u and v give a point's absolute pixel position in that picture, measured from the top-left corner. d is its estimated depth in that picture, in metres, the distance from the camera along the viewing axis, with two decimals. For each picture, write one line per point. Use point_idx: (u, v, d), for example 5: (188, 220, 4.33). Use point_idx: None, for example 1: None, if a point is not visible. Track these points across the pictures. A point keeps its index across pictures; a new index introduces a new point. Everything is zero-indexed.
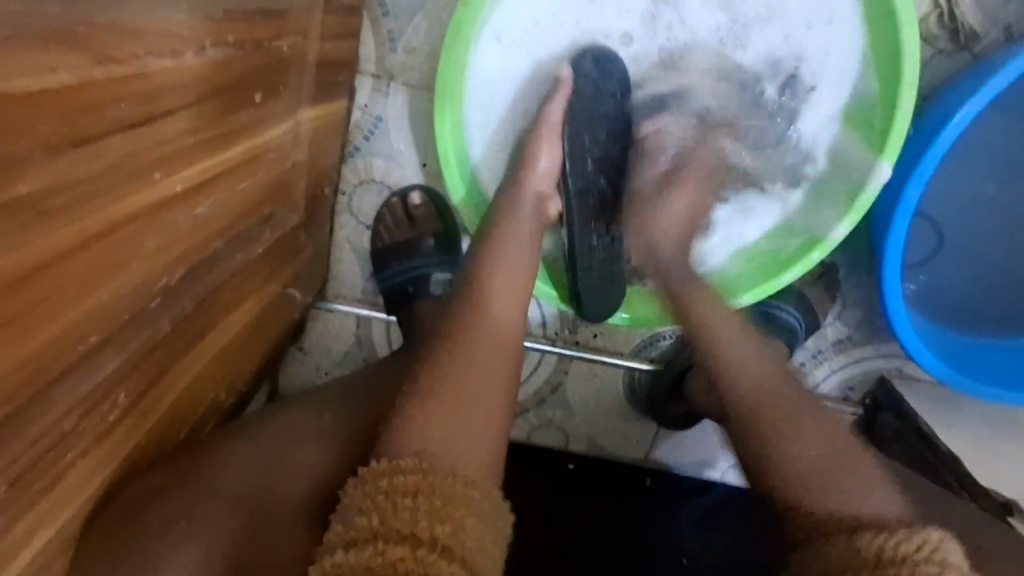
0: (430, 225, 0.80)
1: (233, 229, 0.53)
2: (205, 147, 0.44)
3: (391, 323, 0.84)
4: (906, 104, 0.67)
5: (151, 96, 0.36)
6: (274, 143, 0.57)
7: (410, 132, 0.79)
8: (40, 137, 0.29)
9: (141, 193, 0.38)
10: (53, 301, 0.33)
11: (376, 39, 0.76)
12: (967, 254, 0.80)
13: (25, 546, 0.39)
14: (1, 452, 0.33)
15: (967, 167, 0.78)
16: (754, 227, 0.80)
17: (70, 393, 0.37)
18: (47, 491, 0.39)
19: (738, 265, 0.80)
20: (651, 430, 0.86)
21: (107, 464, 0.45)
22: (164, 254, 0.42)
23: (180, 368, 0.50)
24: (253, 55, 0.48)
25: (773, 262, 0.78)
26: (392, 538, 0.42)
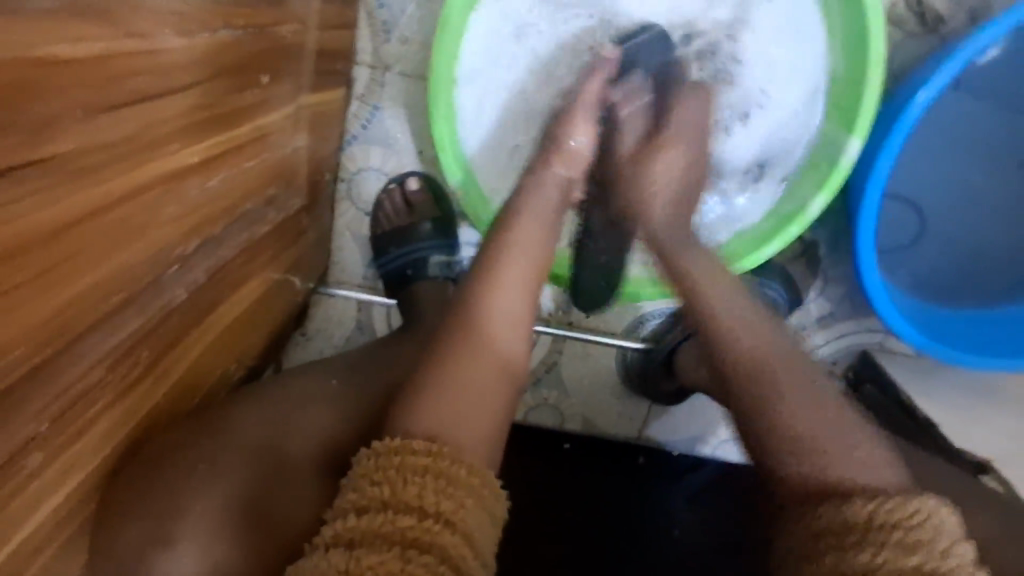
0: (427, 211, 0.95)
1: (242, 207, 0.61)
2: (215, 123, 0.51)
3: (389, 307, 1.00)
4: (874, 79, 0.78)
5: (164, 73, 0.43)
6: (277, 125, 0.65)
7: (405, 120, 0.93)
8: (73, 101, 0.35)
9: (160, 164, 0.45)
10: (78, 258, 0.39)
11: (371, 30, 0.90)
12: (943, 234, 0.95)
13: (62, 485, 0.47)
14: (49, 377, 0.41)
15: (938, 154, 0.93)
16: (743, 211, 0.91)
17: (98, 345, 0.44)
18: (84, 430, 0.47)
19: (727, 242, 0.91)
20: (643, 407, 1.11)
21: (130, 417, 0.53)
22: (176, 224, 0.49)
23: (185, 343, 0.57)
24: (255, 38, 0.55)
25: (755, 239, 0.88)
26: (401, 508, 0.47)
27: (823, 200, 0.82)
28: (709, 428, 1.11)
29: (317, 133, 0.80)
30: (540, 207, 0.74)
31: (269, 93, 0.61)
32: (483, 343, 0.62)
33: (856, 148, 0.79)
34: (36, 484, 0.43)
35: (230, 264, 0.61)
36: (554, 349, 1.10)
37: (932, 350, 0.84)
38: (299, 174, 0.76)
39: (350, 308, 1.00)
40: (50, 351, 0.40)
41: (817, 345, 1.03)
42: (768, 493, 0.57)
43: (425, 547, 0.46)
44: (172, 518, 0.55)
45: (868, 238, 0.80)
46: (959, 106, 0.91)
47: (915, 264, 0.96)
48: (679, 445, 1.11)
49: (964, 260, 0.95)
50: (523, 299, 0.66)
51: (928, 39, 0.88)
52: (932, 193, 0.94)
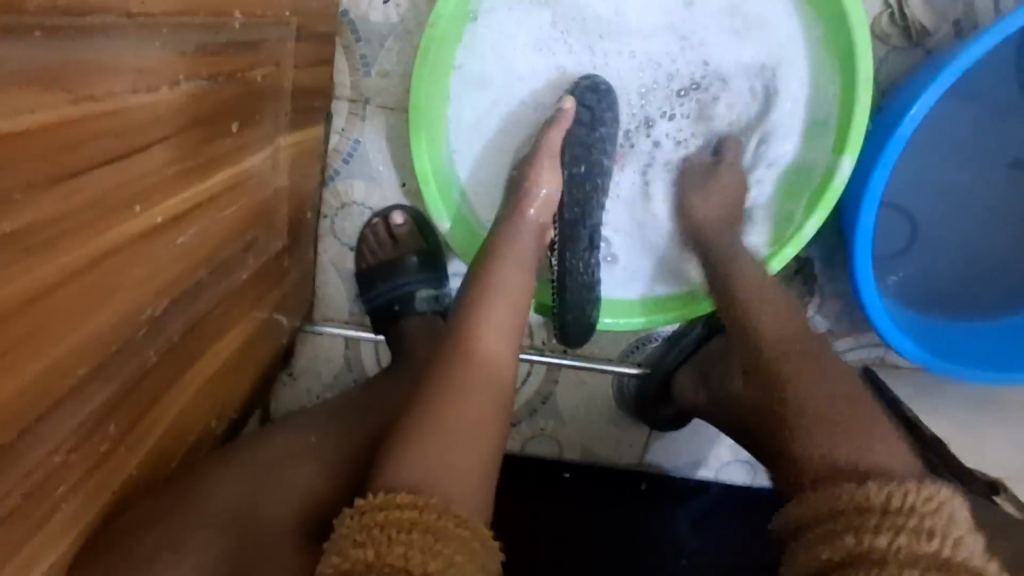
0: (412, 244, 0.93)
1: (218, 258, 0.59)
2: (186, 177, 0.49)
3: (378, 343, 0.97)
4: (865, 98, 0.77)
5: (129, 132, 0.40)
6: (254, 170, 0.63)
7: (388, 153, 0.91)
8: (25, 175, 0.32)
9: (124, 225, 0.42)
10: (36, 336, 0.36)
11: (349, 63, 0.88)
12: (936, 247, 0.94)
13: (31, 569, 0.43)
14: (13, 465, 0.38)
15: (929, 167, 0.92)
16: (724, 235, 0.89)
17: (64, 422, 0.41)
18: (53, 511, 0.44)
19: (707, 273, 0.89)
20: (643, 434, 1.08)
21: (103, 490, 0.49)
22: (148, 285, 0.47)
23: (164, 402, 0.55)
24: (228, 86, 0.53)
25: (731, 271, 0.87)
26: (384, 571, 0.44)
27: (817, 222, 0.81)
28: (710, 451, 1.09)
29: (296, 171, 0.77)
30: (521, 254, 0.72)
31: (244, 138, 0.59)
32: (476, 390, 0.59)
33: (848, 167, 0.78)
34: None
35: (208, 316, 0.59)
36: (549, 378, 1.07)
37: (935, 365, 0.83)
38: (280, 215, 0.74)
39: (337, 346, 0.97)
40: (7, 440, 0.36)
41: None
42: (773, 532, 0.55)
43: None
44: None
45: (864, 256, 0.79)
46: (946, 117, 0.90)
47: (913, 275, 0.94)
48: (681, 470, 1.09)
49: (960, 271, 0.94)
50: (507, 342, 0.65)
51: (913, 54, 0.87)
52: (925, 206, 0.93)
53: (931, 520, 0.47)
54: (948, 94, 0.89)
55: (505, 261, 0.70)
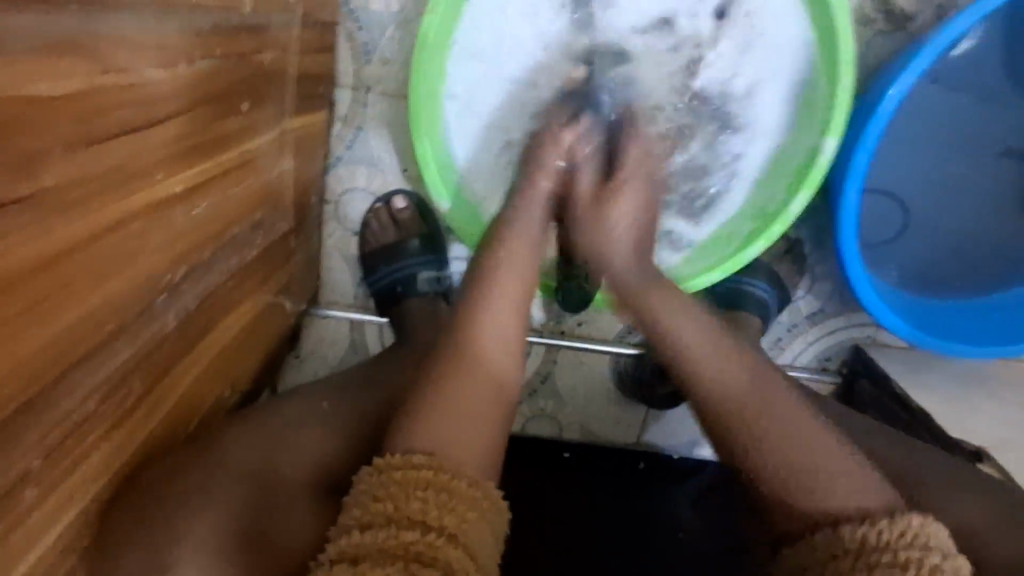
0: (414, 228, 0.95)
1: (229, 233, 0.61)
2: (200, 150, 0.52)
3: (382, 325, 1.00)
4: (847, 79, 0.80)
5: (150, 102, 0.43)
6: (261, 149, 0.66)
7: (389, 140, 0.94)
8: (59, 135, 0.35)
9: (145, 192, 0.45)
10: (68, 289, 0.39)
11: (351, 52, 0.91)
12: (923, 228, 0.96)
13: (59, 517, 0.46)
14: (46, 411, 0.40)
15: (914, 149, 0.95)
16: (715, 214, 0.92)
17: (93, 374, 0.44)
18: (80, 460, 0.46)
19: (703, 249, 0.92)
20: (641, 413, 1.11)
21: (123, 449, 0.52)
22: (166, 250, 0.50)
23: (179, 368, 0.57)
24: (237, 67, 0.56)
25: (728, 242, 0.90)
26: (404, 524, 0.47)
27: (803, 198, 0.84)
28: (707, 430, 1.12)
29: (301, 155, 0.80)
30: (528, 233, 0.72)
31: (252, 118, 0.62)
32: (477, 360, 0.62)
33: (832, 146, 0.81)
34: (31, 521, 0.43)
35: (220, 289, 0.62)
36: (548, 359, 1.10)
37: (918, 339, 0.85)
38: (286, 197, 0.77)
39: (342, 328, 1.00)
40: (43, 385, 0.39)
41: (809, 342, 1.04)
42: (760, 490, 0.57)
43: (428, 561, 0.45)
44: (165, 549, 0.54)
45: (850, 232, 0.82)
46: (934, 100, 0.93)
47: (902, 256, 0.97)
48: (678, 449, 1.12)
49: (949, 251, 0.97)
50: (512, 314, 0.66)
51: (896, 37, 0.90)
52: (912, 187, 0.96)
53: (906, 553, 0.47)
54: (930, 78, 0.92)
55: (512, 240, 0.71)
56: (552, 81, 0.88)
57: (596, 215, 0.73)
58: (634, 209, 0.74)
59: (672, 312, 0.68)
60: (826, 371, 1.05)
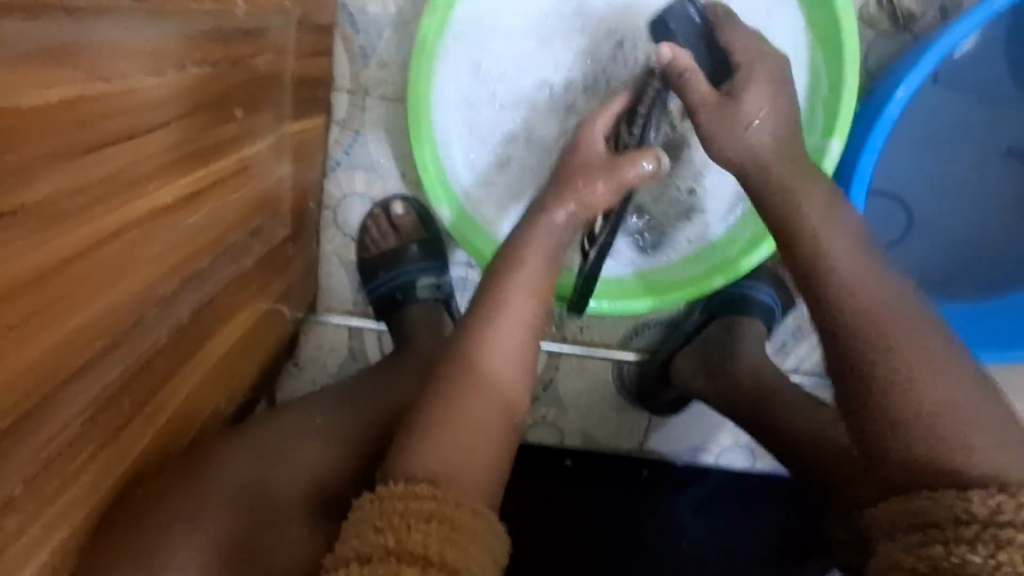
0: (414, 234, 0.94)
1: (225, 243, 0.60)
2: (195, 159, 0.50)
3: (381, 331, 0.99)
4: (852, 78, 0.78)
5: (144, 112, 0.42)
6: (258, 155, 0.65)
7: (388, 146, 0.93)
8: (46, 148, 0.33)
9: (139, 205, 0.43)
10: (58, 307, 0.37)
11: (349, 55, 0.90)
12: (930, 232, 0.95)
13: (48, 539, 0.45)
14: (34, 433, 0.39)
15: (919, 152, 0.93)
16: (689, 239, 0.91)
17: (83, 392, 0.43)
18: (70, 480, 0.45)
19: (693, 266, 0.90)
20: (644, 419, 1.10)
21: (115, 467, 0.50)
22: (160, 264, 0.48)
23: (174, 382, 0.56)
24: (232, 72, 0.55)
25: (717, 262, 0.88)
26: (404, 558, 0.45)
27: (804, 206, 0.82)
28: (711, 436, 1.10)
29: (298, 161, 0.78)
30: (541, 239, 0.70)
31: (248, 124, 0.60)
32: (485, 374, 0.60)
33: (837, 147, 0.79)
34: (19, 546, 0.41)
35: (215, 299, 0.60)
36: (550, 365, 1.08)
37: None
38: (283, 203, 0.75)
39: (341, 335, 0.98)
40: (32, 406, 0.38)
41: (813, 346, 1.03)
42: None
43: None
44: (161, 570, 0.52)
45: None
46: (937, 99, 0.91)
47: (909, 261, 0.95)
48: (680, 455, 1.10)
49: (952, 254, 0.95)
50: (520, 327, 0.64)
51: (902, 38, 0.88)
52: (918, 191, 0.94)
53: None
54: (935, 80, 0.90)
55: (526, 248, 0.68)
56: (570, 66, 0.85)
57: (731, 120, 0.66)
58: (770, 95, 0.67)
59: (825, 205, 0.62)
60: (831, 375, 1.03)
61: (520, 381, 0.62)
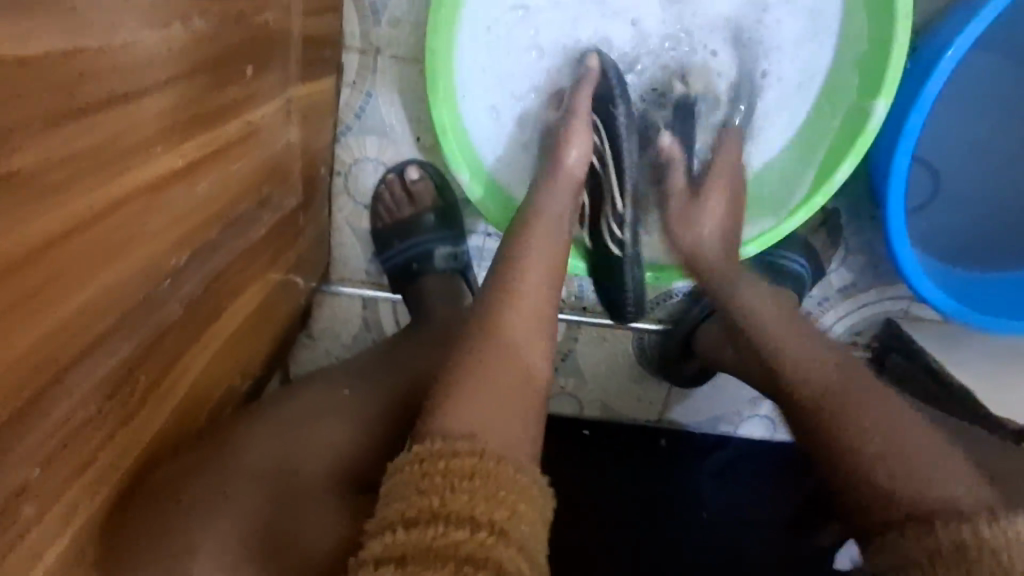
0: (429, 201, 0.91)
1: (236, 211, 0.57)
2: (201, 121, 0.47)
3: (396, 302, 0.96)
4: (905, 33, 0.70)
5: (143, 68, 0.38)
6: (267, 121, 0.61)
7: (401, 108, 0.88)
8: (38, 106, 0.30)
9: (144, 169, 0.40)
10: (55, 286, 0.35)
11: (358, 13, 0.85)
12: (970, 190, 0.86)
13: (68, 521, 0.43)
14: (42, 418, 0.37)
15: (973, 104, 0.83)
16: None
17: (93, 372, 0.40)
18: (84, 465, 0.43)
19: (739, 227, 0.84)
20: (663, 391, 1.08)
21: (133, 446, 0.49)
22: (168, 235, 0.45)
23: (186, 359, 0.54)
24: (238, 28, 0.51)
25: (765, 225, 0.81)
26: (450, 521, 0.43)
27: (851, 165, 0.75)
28: (732, 407, 1.09)
29: (307, 125, 0.75)
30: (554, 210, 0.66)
31: (254, 86, 0.56)
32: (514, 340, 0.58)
33: (883, 110, 0.72)
34: (40, 526, 0.40)
35: (227, 272, 0.58)
36: (568, 336, 1.06)
37: (963, 315, 0.77)
38: (293, 170, 0.72)
39: (355, 306, 0.96)
40: (40, 385, 0.36)
41: (840, 316, 0.99)
42: None
43: (481, 562, 0.41)
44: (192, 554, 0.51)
45: (899, 208, 0.74)
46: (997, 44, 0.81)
47: (943, 223, 0.87)
48: (701, 427, 1.09)
49: (1003, 220, 0.85)
50: (540, 292, 0.62)
51: None
52: (964, 149, 0.85)
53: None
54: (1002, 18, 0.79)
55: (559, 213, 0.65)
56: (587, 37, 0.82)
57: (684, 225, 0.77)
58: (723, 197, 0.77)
59: None
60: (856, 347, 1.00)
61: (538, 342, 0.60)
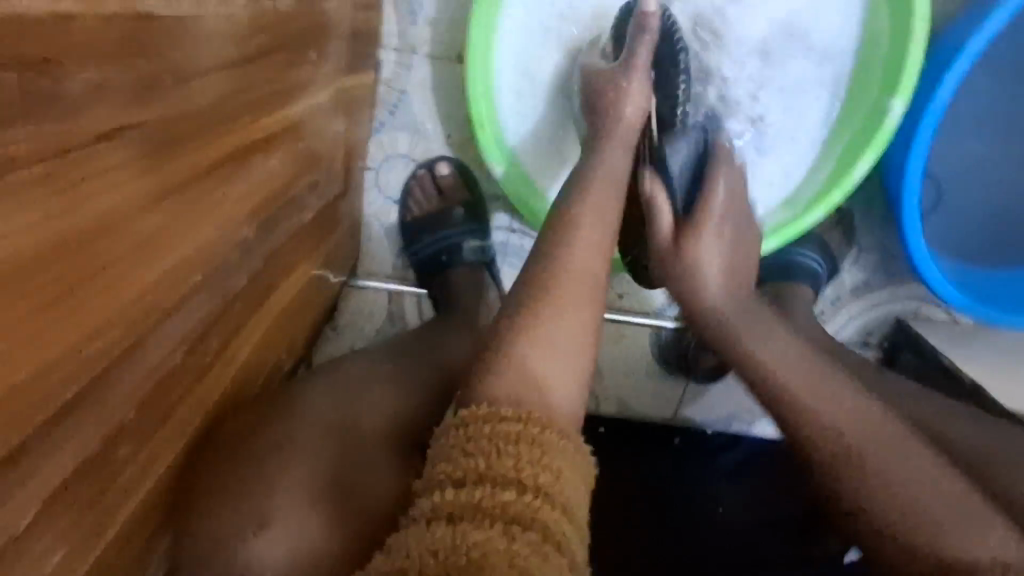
0: (458, 196, 0.93)
1: (292, 191, 0.60)
2: (276, 98, 0.50)
3: (421, 297, 0.98)
4: (920, 36, 0.74)
5: (240, 36, 0.41)
6: (320, 107, 0.64)
7: (434, 104, 0.91)
8: (164, 60, 0.33)
9: (234, 137, 0.43)
10: (164, 236, 0.37)
11: (397, 12, 0.88)
12: (980, 193, 0.90)
13: (148, 475, 0.45)
14: (141, 364, 0.39)
15: (975, 114, 0.88)
16: (759, 190, 0.87)
17: (181, 326, 0.42)
18: (163, 421, 0.45)
19: (771, 219, 0.86)
20: (679, 388, 1.10)
21: (200, 409, 0.50)
22: (245, 203, 0.48)
23: (247, 329, 0.56)
24: (307, 14, 0.54)
25: (789, 218, 0.84)
26: (498, 482, 0.44)
27: (869, 162, 0.78)
28: (745, 406, 1.10)
29: (350, 116, 0.77)
30: (595, 198, 0.66)
31: (315, 71, 0.59)
32: (572, 306, 0.59)
33: (900, 109, 0.76)
34: (127, 475, 0.41)
35: (282, 250, 0.60)
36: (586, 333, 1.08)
37: (974, 310, 0.80)
38: (337, 158, 0.74)
39: (380, 300, 0.98)
40: (143, 330, 0.38)
41: (853, 315, 1.02)
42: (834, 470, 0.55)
43: (527, 523, 0.43)
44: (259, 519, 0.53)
45: (913, 207, 0.77)
46: (1002, 55, 0.86)
47: (956, 225, 0.90)
48: (714, 424, 1.10)
49: (1014, 222, 0.89)
50: (593, 255, 0.62)
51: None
52: (971, 155, 0.89)
53: None
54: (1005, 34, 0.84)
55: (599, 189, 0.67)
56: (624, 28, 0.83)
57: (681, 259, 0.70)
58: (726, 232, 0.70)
59: None
60: (868, 345, 1.02)
61: (592, 307, 0.59)
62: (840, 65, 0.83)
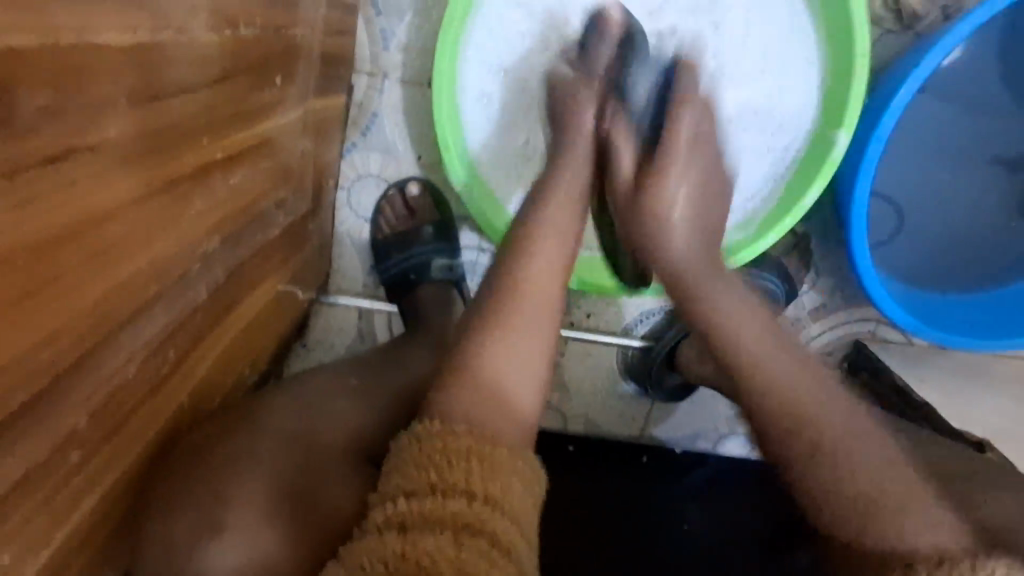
0: (427, 214, 0.95)
1: (257, 207, 0.61)
2: (240, 118, 0.51)
3: (391, 313, 0.99)
4: (862, 74, 0.78)
5: (203, 60, 0.43)
6: (288, 127, 0.66)
7: (405, 126, 0.94)
8: (123, 83, 0.35)
9: (196, 156, 0.45)
10: (119, 250, 0.38)
11: (370, 37, 0.91)
12: (928, 219, 0.94)
13: (97, 484, 0.45)
14: (92, 374, 0.40)
15: (921, 143, 0.93)
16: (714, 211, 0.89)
17: (136, 338, 0.44)
18: (115, 430, 0.45)
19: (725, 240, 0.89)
20: (645, 406, 1.12)
21: (154, 420, 0.51)
22: (206, 219, 0.49)
23: (207, 340, 0.56)
24: (274, 39, 0.56)
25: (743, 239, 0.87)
26: (449, 493, 0.46)
27: (817, 190, 0.82)
28: (711, 424, 1.12)
29: (320, 136, 0.79)
30: (557, 219, 0.68)
31: (282, 94, 0.61)
32: (528, 321, 0.61)
33: (845, 140, 0.80)
34: (75, 481, 0.42)
35: (245, 265, 0.61)
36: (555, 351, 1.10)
37: (924, 332, 0.83)
38: (306, 176, 0.76)
39: (350, 317, 0.99)
40: (95, 341, 0.39)
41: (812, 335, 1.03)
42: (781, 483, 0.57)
43: (476, 529, 0.44)
44: (213, 530, 0.53)
45: (861, 232, 0.80)
46: (946, 89, 0.90)
47: (906, 253, 0.94)
48: (681, 443, 1.12)
49: (959, 247, 0.94)
50: (551, 274, 0.64)
51: (904, 37, 0.90)
52: (919, 182, 0.93)
53: None
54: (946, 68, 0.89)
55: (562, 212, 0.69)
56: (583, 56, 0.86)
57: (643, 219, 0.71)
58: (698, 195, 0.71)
59: None
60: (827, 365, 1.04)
61: (544, 326, 0.61)
62: (787, 96, 0.86)
